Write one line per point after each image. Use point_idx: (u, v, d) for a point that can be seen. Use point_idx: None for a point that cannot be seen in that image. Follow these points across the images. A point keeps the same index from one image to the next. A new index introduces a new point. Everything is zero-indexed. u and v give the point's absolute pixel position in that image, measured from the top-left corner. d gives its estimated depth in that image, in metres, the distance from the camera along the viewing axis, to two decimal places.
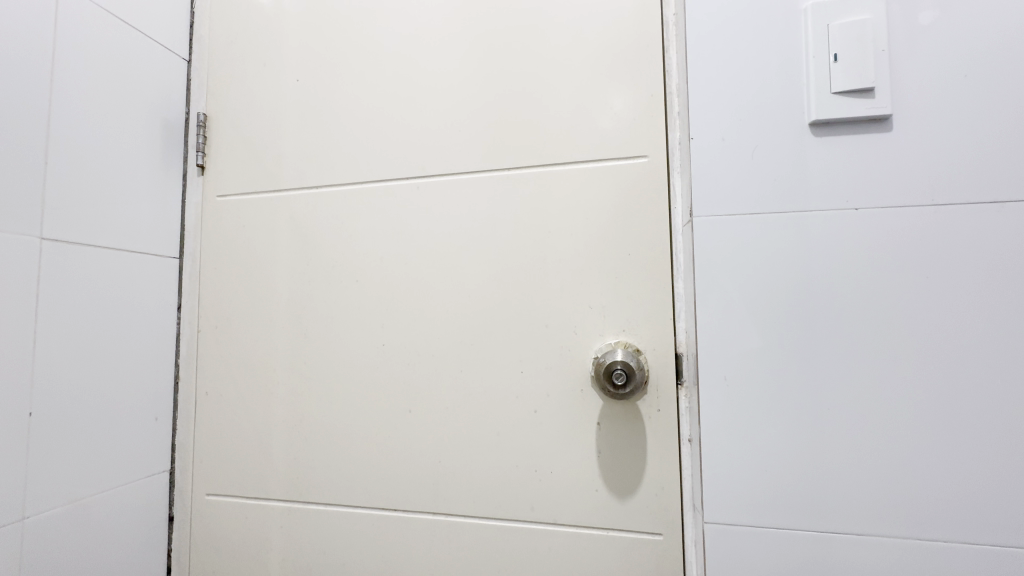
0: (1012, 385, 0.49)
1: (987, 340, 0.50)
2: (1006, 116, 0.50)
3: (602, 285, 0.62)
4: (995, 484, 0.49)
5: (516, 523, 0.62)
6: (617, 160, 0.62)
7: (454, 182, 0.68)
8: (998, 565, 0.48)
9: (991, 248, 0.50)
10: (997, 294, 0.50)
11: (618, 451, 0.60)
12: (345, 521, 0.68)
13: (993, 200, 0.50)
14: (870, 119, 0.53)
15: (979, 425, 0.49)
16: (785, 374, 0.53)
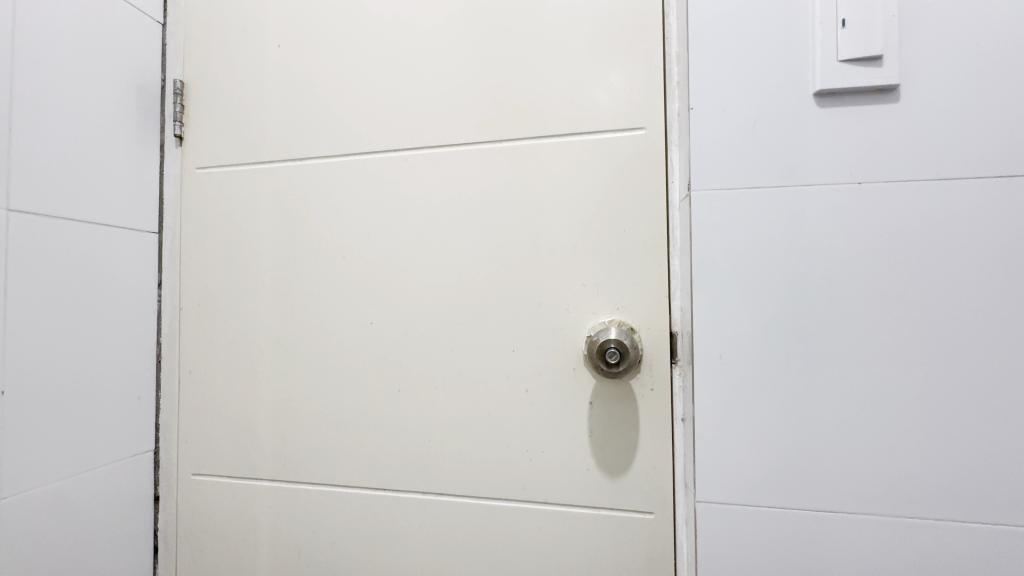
0: (1010, 365, 0.48)
1: (990, 319, 0.49)
2: (1015, 85, 0.49)
3: (596, 262, 0.61)
4: (989, 464, 0.48)
5: (507, 501, 0.62)
6: (612, 132, 0.60)
7: (444, 156, 0.66)
8: (989, 543, 0.48)
9: (996, 225, 0.49)
10: (1000, 272, 0.49)
11: (610, 430, 0.60)
12: (335, 501, 0.68)
13: (1000, 174, 0.49)
14: (877, 90, 0.51)
15: (976, 405, 0.49)
16: (783, 354, 0.52)
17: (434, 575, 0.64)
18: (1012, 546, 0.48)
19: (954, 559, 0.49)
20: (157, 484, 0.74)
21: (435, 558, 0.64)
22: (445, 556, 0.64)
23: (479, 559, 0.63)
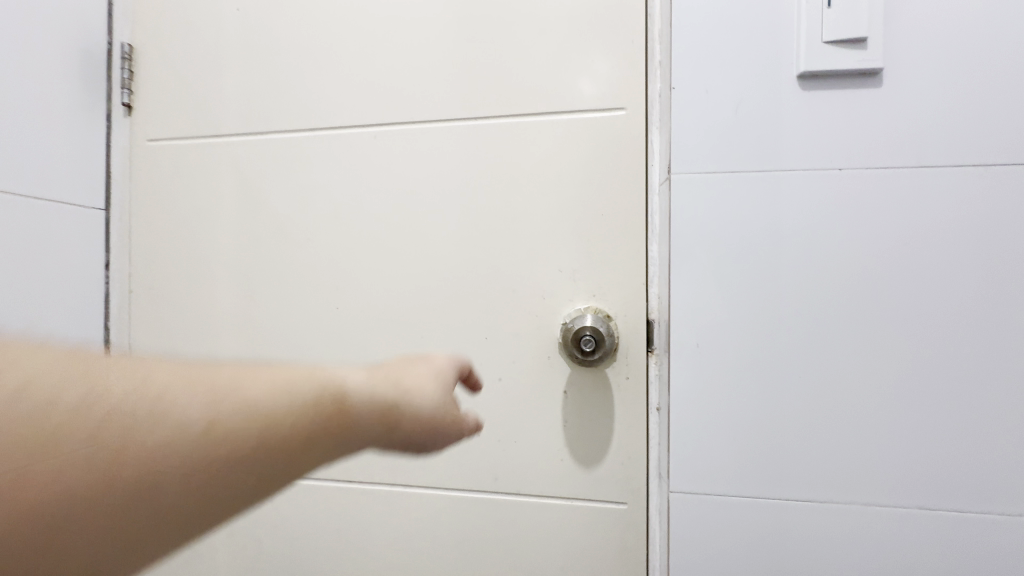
0: (982, 355, 0.48)
1: (964, 309, 0.48)
2: (999, 71, 0.48)
3: (572, 247, 0.59)
4: (958, 452, 0.49)
5: (477, 491, 0.61)
6: (592, 112, 0.58)
7: (413, 133, 0.63)
8: (956, 531, 0.49)
9: (972, 215, 0.48)
10: (977, 262, 0.48)
11: (584, 419, 0.58)
12: (298, 493, 0.65)
13: (977, 163, 0.48)
14: (861, 73, 0.49)
15: (947, 395, 0.49)
16: (761, 344, 0.51)
17: (402, 565, 0.63)
18: (978, 534, 0.48)
19: (923, 548, 0.49)
20: None
21: (403, 548, 0.63)
22: (413, 546, 0.62)
23: (448, 549, 0.62)
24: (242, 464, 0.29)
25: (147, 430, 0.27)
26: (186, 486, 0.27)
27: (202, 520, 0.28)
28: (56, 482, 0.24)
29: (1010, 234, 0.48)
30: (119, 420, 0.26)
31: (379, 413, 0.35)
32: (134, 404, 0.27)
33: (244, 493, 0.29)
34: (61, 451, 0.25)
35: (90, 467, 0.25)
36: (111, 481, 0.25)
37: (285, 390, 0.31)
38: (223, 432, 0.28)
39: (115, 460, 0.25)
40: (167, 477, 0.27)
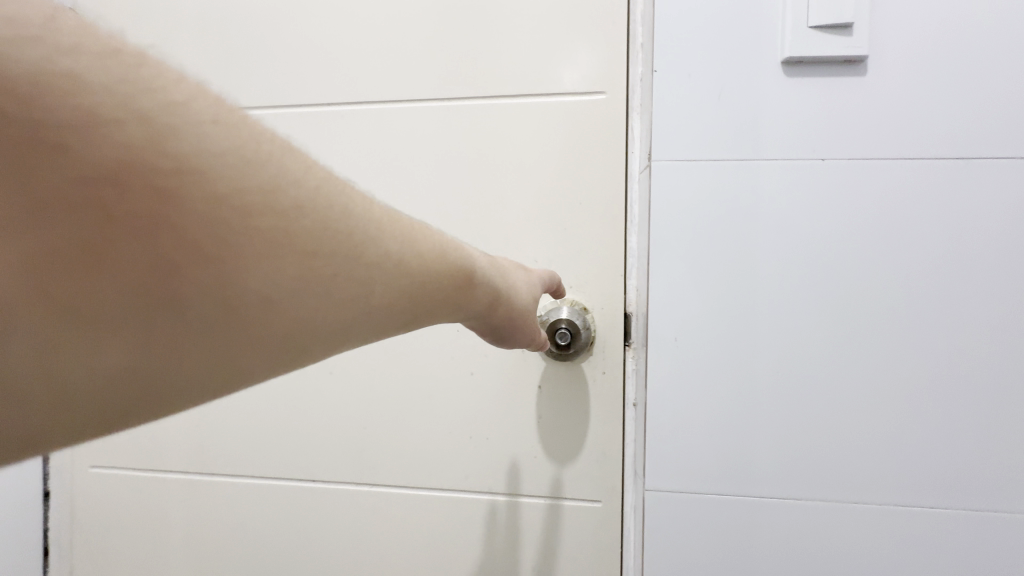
0: (956, 349, 0.48)
1: (939, 303, 0.48)
2: (983, 62, 0.47)
3: (547, 237, 0.57)
4: (931, 448, 0.49)
5: (447, 491, 0.59)
6: (572, 95, 0.56)
7: (383, 113, 0.60)
8: (928, 527, 0.49)
9: (951, 208, 0.48)
10: (954, 257, 0.48)
11: (559, 415, 0.57)
12: (258, 492, 0.63)
13: (958, 156, 0.48)
14: (846, 60, 0.48)
15: (921, 390, 0.48)
16: (741, 340, 0.50)
17: (367, 566, 0.61)
18: (950, 529, 0.48)
19: (896, 545, 0.49)
20: (46, 479, 0.69)
21: (368, 548, 0.61)
22: (379, 547, 0.60)
23: (416, 549, 0.60)
24: (375, 311, 0.30)
25: (320, 245, 0.26)
26: (337, 312, 0.28)
27: (322, 346, 0.28)
28: (239, 272, 0.24)
29: (990, 228, 0.47)
30: (296, 232, 0.25)
31: (488, 296, 0.39)
32: (309, 223, 0.26)
33: (362, 322, 0.29)
34: (255, 238, 0.24)
35: (270, 270, 0.25)
36: (284, 292, 0.25)
37: (422, 261, 0.32)
38: (362, 286, 0.28)
39: (285, 274, 0.25)
40: (317, 297, 0.27)
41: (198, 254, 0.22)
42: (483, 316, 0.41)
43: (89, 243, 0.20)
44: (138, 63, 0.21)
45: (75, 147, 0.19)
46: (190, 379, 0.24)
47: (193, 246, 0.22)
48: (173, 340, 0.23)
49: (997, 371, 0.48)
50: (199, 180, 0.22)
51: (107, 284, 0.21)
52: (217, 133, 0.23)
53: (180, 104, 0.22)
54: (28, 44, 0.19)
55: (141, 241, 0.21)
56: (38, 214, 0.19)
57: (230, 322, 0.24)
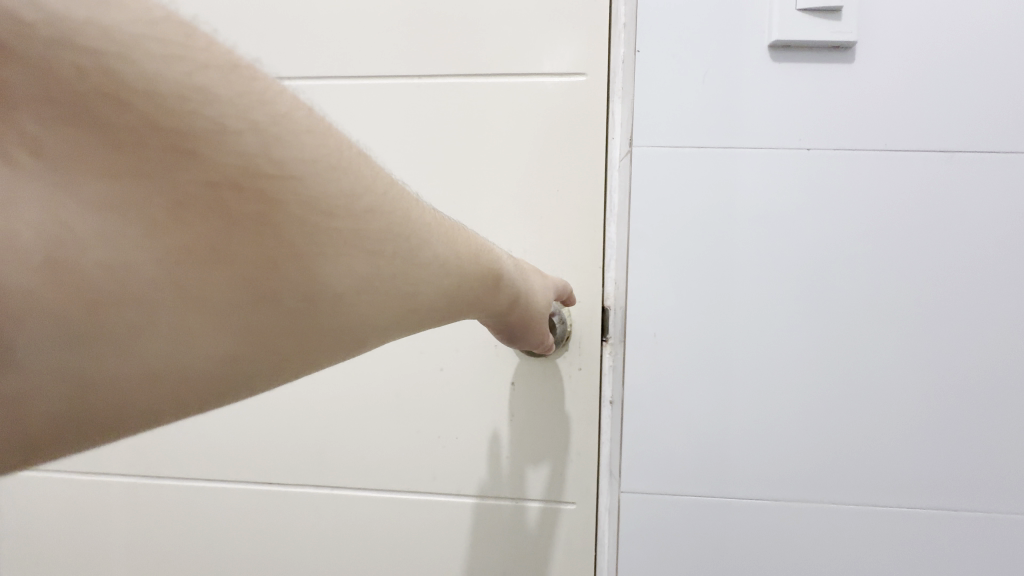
0: (936, 346, 0.47)
1: (921, 299, 0.47)
2: (967, 52, 0.46)
3: (522, 226, 0.54)
4: (911, 446, 0.48)
5: (414, 493, 0.56)
6: (550, 76, 0.53)
7: (348, 91, 0.56)
8: (905, 526, 0.48)
9: (934, 201, 0.47)
10: (936, 252, 0.47)
11: (533, 414, 0.54)
12: (211, 495, 0.60)
13: (942, 148, 0.47)
14: (832, 47, 0.46)
15: (901, 388, 0.47)
16: (722, 336, 0.48)
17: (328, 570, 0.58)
18: (926, 528, 0.48)
19: (873, 545, 0.48)
20: None
21: (329, 553, 0.58)
22: (341, 551, 0.58)
23: (380, 553, 0.57)
24: (418, 308, 0.31)
25: (390, 241, 0.28)
26: (397, 304, 0.29)
27: (372, 340, 0.29)
28: (327, 267, 0.25)
29: (971, 224, 0.46)
30: (373, 229, 0.27)
31: (514, 296, 0.40)
32: (383, 219, 0.28)
33: (405, 320, 0.31)
34: (342, 237, 0.26)
35: (350, 265, 0.26)
36: (358, 287, 0.27)
37: (464, 257, 0.33)
38: (418, 280, 0.30)
39: (360, 270, 0.27)
40: (382, 290, 0.28)
41: (298, 253, 0.24)
42: (507, 318, 0.41)
43: (210, 242, 0.22)
44: (250, 73, 0.23)
45: (202, 151, 0.21)
46: (281, 362, 0.26)
47: (295, 244, 0.24)
48: (272, 327, 0.25)
49: (977, 369, 0.47)
50: (303, 186, 0.24)
51: (225, 278, 0.23)
52: (316, 143, 0.25)
53: (287, 118, 0.24)
54: (175, 62, 0.20)
55: (256, 241, 0.23)
56: (175, 212, 0.21)
57: (316, 313, 0.26)
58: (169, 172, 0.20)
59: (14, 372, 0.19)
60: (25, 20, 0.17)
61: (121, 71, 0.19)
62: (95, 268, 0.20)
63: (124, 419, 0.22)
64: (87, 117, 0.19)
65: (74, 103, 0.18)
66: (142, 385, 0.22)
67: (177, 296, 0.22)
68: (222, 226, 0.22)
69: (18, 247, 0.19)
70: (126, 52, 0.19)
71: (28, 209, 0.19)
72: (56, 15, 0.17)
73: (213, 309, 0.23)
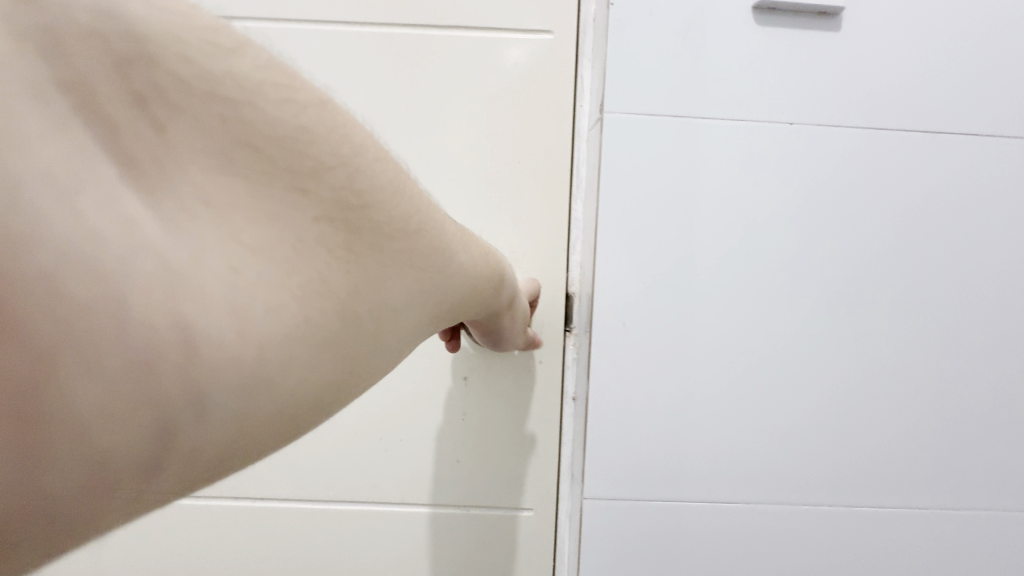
0: (915, 341, 0.44)
1: (903, 290, 0.44)
2: (958, 24, 0.42)
3: (478, 202, 0.48)
4: (888, 445, 0.45)
5: (351, 504, 0.48)
6: (513, 33, 0.47)
7: (276, 37, 0.47)
8: (880, 530, 0.45)
9: (919, 185, 0.43)
10: (919, 239, 0.44)
11: (486, 412, 0.49)
12: None
13: (926, 129, 0.43)
14: (819, 13, 0.42)
15: (880, 384, 0.44)
16: (693, 331, 0.44)
17: None
18: (900, 531, 0.45)
19: (847, 550, 0.45)
20: None
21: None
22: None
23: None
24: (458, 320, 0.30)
25: (449, 260, 0.26)
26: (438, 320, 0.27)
27: None
28: (405, 295, 0.23)
29: (953, 210, 0.43)
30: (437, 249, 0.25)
31: (507, 299, 0.34)
32: (443, 238, 0.25)
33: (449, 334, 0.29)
34: (416, 261, 0.23)
35: (414, 287, 0.24)
36: (422, 309, 0.25)
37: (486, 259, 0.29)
38: (455, 289, 0.26)
39: (427, 290, 0.24)
40: (430, 308, 0.25)
41: (395, 279, 0.23)
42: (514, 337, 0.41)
43: (330, 279, 0.20)
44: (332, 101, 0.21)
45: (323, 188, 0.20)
46: (373, 387, 0.24)
47: (376, 270, 0.22)
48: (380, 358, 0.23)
49: (954, 368, 0.44)
50: (396, 211, 0.22)
51: (341, 314, 0.21)
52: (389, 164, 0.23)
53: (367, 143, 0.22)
54: (286, 103, 0.19)
55: (369, 271, 0.22)
56: (307, 246, 0.20)
57: (394, 336, 0.24)
58: (301, 208, 0.20)
59: (194, 427, 0.18)
60: (179, 75, 0.17)
61: (251, 112, 0.18)
62: (259, 311, 0.19)
63: (254, 456, 0.21)
64: (232, 162, 0.18)
65: (218, 145, 0.18)
66: (281, 428, 0.20)
67: (311, 335, 0.20)
68: (337, 257, 0.21)
69: (200, 291, 0.17)
70: (253, 96, 0.18)
71: (194, 248, 0.18)
72: (187, 59, 0.17)
73: (337, 346, 0.21)
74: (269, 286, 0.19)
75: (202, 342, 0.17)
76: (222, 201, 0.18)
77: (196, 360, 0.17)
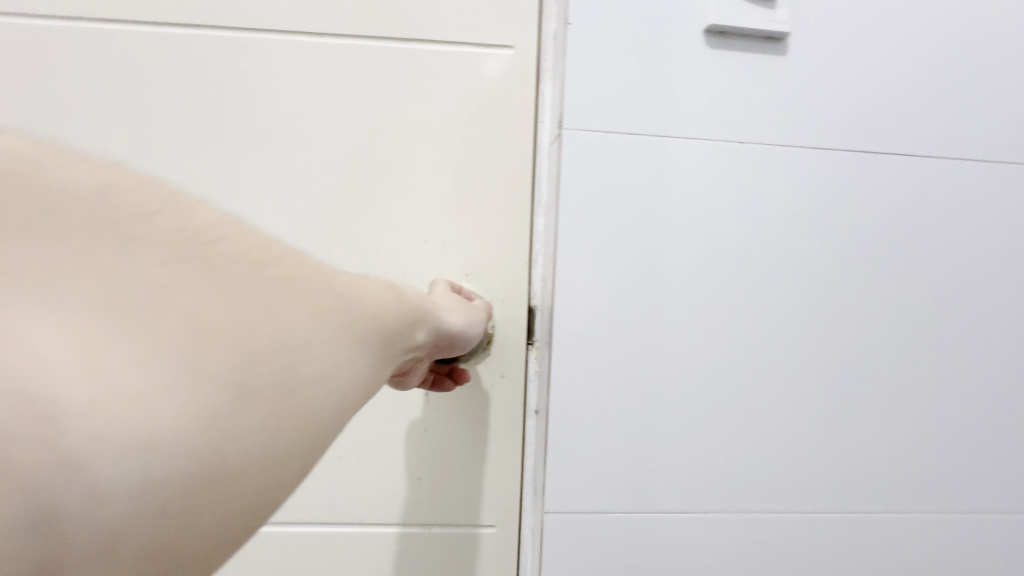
0: (861, 352, 0.46)
1: (850, 303, 0.45)
2: (892, 53, 0.45)
3: (438, 216, 0.47)
4: (839, 454, 0.46)
5: (307, 525, 0.47)
6: (475, 47, 0.46)
7: (225, 46, 0.44)
8: (832, 535, 0.46)
9: (864, 204, 0.45)
10: (864, 255, 0.45)
11: (450, 429, 0.48)
12: None
13: (868, 151, 0.45)
14: (766, 37, 0.43)
15: (830, 395, 0.46)
16: (652, 346, 0.44)
17: None
18: (851, 536, 0.46)
19: (801, 556, 0.46)
20: None
21: None
22: None
23: None
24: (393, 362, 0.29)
25: (320, 285, 0.24)
26: (356, 351, 0.25)
27: None
28: (287, 313, 0.22)
29: (892, 227, 0.46)
30: (296, 275, 0.24)
31: (421, 305, 0.32)
32: (299, 269, 0.24)
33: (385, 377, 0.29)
34: (280, 284, 0.22)
35: (298, 310, 0.22)
36: (318, 329, 0.23)
37: (368, 287, 0.28)
38: (350, 316, 0.25)
39: (314, 310, 0.23)
40: (336, 335, 0.24)
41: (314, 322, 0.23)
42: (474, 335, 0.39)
43: (197, 311, 0.19)
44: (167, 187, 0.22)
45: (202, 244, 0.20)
46: (302, 431, 0.21)
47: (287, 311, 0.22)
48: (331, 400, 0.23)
49: (897, 377, 0.46)
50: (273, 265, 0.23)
51: (220, 342, 0.19)
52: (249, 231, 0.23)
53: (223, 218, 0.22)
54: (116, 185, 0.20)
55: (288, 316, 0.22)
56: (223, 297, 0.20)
57: (297, 362, 0.21)
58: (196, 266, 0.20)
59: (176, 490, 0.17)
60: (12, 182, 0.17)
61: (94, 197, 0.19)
62: (207, 359, 0.18)
63: (184, 533, 0.17)
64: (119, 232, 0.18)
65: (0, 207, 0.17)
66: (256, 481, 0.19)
67: (192, 374, 0.17)
68: (249, 305, 0.21)
69: (145, 347, 0.17)
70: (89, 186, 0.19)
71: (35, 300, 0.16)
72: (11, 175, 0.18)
73: (235, 380, 0.19)
74: (117, 326, 0.17)
75: (54, 401, 0.15)
76: (40, 264, 0.16)
77: (41, 422, 0.15)
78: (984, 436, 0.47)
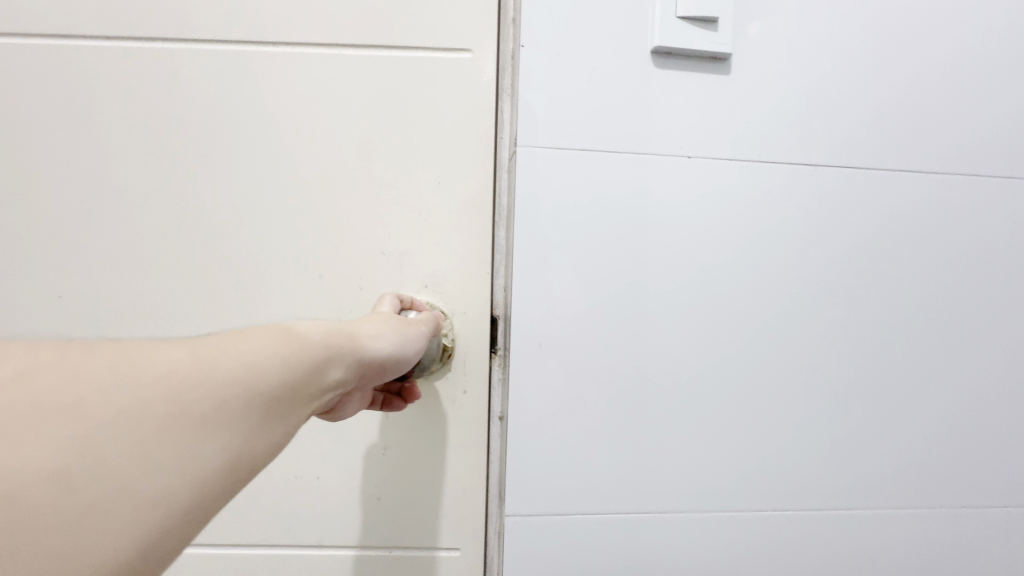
0: (831, 374, 0.44)
1: (820, 324, 0.44)
2: (862, 67, 0.42)
3: (395, 229, 0.46)
4: (808, 476, 0.45)
5: (266, 548, 0.46)
6: (430, 53, 0.44)
7: (178, 57, 0.43)
8: (802, 558, 0.45)
9: (836, 223, 0.43)
10: (835, 273, 0.44)
11: (411, 448, 0.47)
12: None
13: (840, 166, 0.43)
14: (711, 57, 0.41)
15: (799, 418, 0.44)
16: (613, 370, 0.42)
17: None
18: (821, 558, 0.45)
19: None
20: None
21: None
22: None
23: None
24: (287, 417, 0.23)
25: (112, 378, 0.18)
26: (178, 448, 0.18)
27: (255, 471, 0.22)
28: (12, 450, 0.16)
29: (865, 244, 0.44)
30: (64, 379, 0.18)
31: (327, 345, 0.27)
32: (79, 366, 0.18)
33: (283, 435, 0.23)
34: (21, 408, 0.17)
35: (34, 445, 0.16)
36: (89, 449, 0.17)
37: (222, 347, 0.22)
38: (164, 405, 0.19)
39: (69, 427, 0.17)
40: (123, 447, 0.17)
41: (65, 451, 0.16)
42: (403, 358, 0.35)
43: None
44: None
45: None
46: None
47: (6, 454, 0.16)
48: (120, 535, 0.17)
49: (869, 397, 0.45)
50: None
51: None
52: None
53: None
54: None
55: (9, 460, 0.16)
56: None
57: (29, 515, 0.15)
58: None
59: None
60: None
61: None
62: None
63: None
64: None
65: None
66: None
67: None
68: None
69: None
70: None
71: None
72: None
73: None
74: None
75: None
76: None
77: None
78: (958, 452, 0.46)
